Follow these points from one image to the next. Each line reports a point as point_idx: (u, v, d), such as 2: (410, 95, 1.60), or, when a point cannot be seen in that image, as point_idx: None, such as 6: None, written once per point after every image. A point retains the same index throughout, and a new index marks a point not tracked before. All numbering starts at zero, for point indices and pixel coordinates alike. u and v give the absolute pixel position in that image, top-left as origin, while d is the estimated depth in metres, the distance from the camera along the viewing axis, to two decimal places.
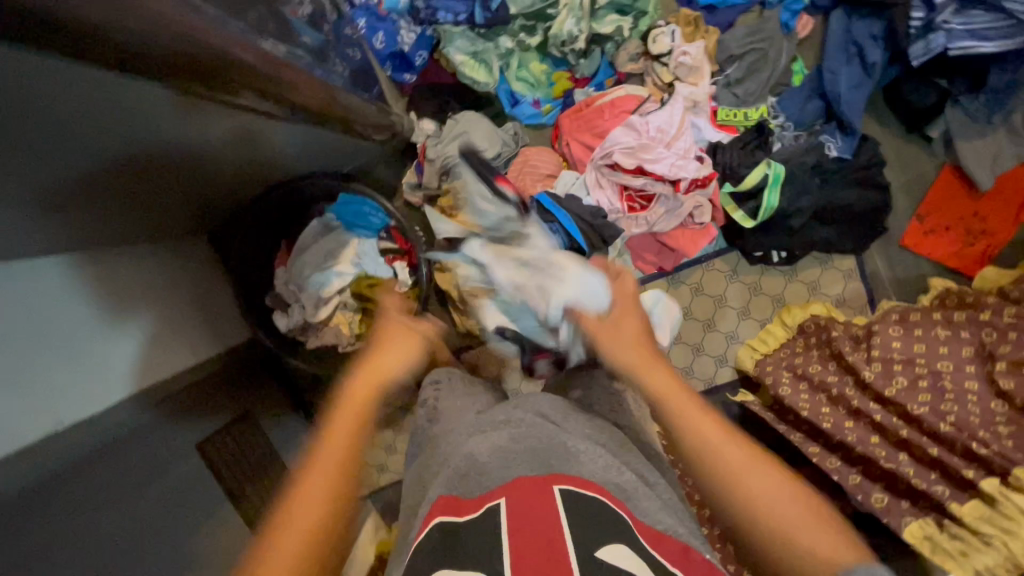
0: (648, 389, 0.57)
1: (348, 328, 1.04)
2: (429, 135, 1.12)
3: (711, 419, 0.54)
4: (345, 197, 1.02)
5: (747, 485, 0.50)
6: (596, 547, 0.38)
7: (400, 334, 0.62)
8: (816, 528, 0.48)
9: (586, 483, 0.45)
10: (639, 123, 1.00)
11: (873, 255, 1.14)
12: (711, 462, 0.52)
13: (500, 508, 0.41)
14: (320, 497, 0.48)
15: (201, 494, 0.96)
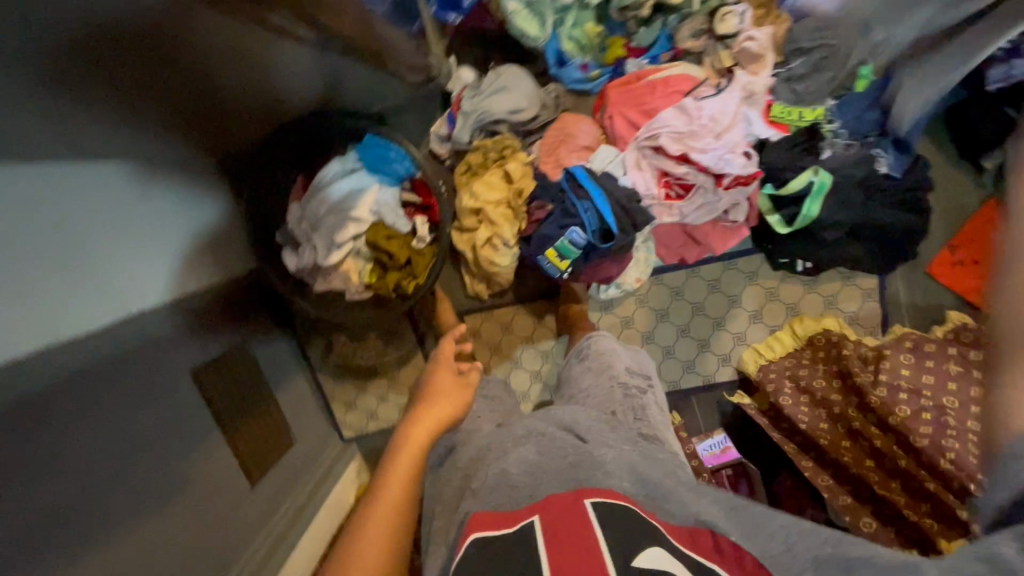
0: None
1: (357, 276, 1.00)
2: (468, 85, 1.06)
3: None
4: (371, 139, 0.98)
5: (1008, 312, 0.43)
6: (633, 556, 0.43)
7: (455, 390, 0.76)
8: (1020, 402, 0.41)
9: (614, 493, 0.50)
10: (691, 107, 0.94)
11: (897, 279, 1.13)
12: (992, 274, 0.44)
13: (534, 524, 0.47)
14: (377, 540, 0.54)
15: (192, 424, 0.95)
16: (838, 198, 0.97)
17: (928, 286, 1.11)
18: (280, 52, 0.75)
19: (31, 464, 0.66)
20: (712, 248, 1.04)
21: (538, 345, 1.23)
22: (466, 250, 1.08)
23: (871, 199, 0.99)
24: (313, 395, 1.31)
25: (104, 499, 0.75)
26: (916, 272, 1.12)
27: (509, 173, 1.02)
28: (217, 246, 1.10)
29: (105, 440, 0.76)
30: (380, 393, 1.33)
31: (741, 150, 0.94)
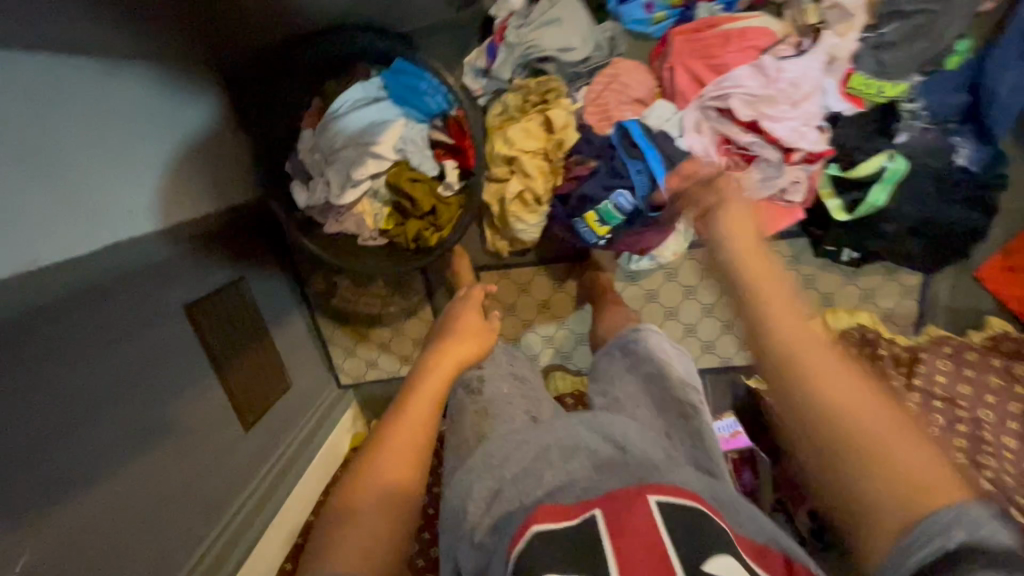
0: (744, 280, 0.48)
1: (371, 221, 0.91)
2: (515, 11, 0.92)
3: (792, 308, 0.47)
4: (401, 65, 0.84)
5: (850, 413, 0.42)
6: (703, 559, 0.41)
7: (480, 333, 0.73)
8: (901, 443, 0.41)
9: (679, 491, 0.48)
10: (771, 67, 0.83)
11: (942, 279, 1.07)
12: (824, 388, 0.44)
13: (597, 518, 0.46)
14: (391, 457, 0.53)
15: (183, 363, 0.88)
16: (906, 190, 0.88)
17: (973, 290, 1.06)
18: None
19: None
20: (761, 228, 0.93)
21: (553, 310, 1.17)
22: (493, 203, 0.98)
23: (941, 194, 0.90)
24: (310, 338, 1.25)
25: (85, 442, 0.68)
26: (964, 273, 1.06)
27: (550, 120, 0.92)
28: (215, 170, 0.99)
29: (85, 381, 0.69)
30: (382, 343, 1.27)
31: (817, 123, 0.84)
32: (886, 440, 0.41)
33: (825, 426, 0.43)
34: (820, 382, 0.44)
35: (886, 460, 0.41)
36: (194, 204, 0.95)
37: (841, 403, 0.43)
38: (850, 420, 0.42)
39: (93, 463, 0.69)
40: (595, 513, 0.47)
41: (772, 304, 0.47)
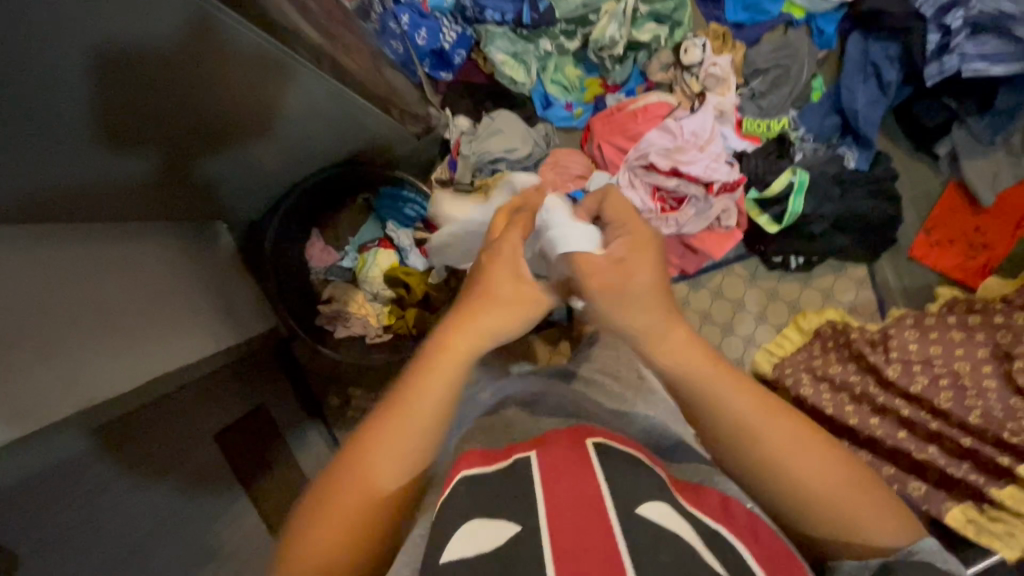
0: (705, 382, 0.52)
1: (375, 320, 1.06)
2: (464, 131, 1.11)
3: (761, 409, 0.51)
4: (386, 189, 1.05)
5: (847, 516, 0.49)
6: (637, 505, 0.43)
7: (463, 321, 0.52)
8: (853, 505, 0.49)
9: (612, 437, 0.54)
10: (674, 126, 1.03)
11: (883, 265, 1.19)
12: (807, 494, 0.50)
13: (532, 458, 0.49)
14: (345, 514, 0.49)
15: (202, 474, 0.90)
16: (817, 193, 1.06)
17: (913, 268, 1.18)
18: (258, 144, 0.89)
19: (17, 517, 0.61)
20: (711, 254, 1.08)
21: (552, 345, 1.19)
22: None
23: (846, 191, 1.08)
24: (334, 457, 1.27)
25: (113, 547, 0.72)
26: (900, 258, 1.19)
27: None
28: (229, 306, 1.13)
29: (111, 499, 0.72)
30: None
31: (724, 159, 1.05)
32: (861, 523, 0.50)
33: (775, 484, 0.51)
34: (810, 488, 0.50)
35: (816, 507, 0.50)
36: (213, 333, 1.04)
37: (814, 492, 0.50)
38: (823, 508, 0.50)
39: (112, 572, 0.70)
40: (531, 455, 0.50)
41: (730, 410, 0.51)
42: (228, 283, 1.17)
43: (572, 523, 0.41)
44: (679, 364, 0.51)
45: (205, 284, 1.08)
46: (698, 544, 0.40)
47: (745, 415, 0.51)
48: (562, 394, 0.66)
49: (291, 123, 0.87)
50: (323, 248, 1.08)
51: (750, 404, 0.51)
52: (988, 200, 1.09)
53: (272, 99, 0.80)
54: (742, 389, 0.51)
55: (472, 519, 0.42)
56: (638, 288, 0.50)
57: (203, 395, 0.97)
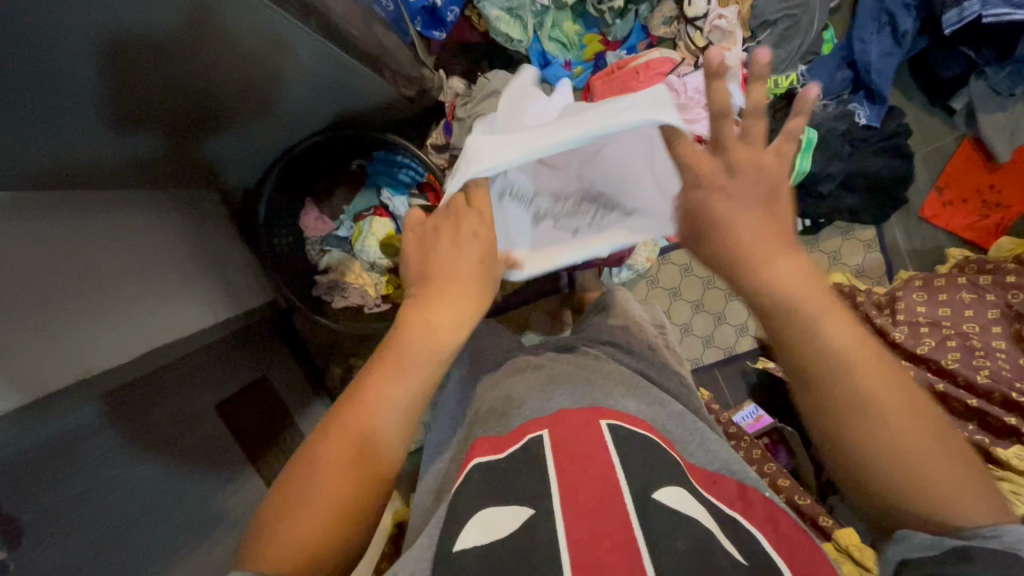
0: (807, 320, 0.46)
1: (374, 290, 1.04)
2: (459, 93, 1.09)
3: (870, 355, 0.45)
4: (381, 154, 1.02)
5: (942, 487, 0.43)
6: (652, 489, 0.42)
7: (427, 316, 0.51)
8: (954, 484, 0.43)
9: (630, 419, 0.51)
10: (677, 82, 1.00)
11: (892, 226, 1.16)
12: (892, 447, 0.44)
13: (544, 437, 0.48)
14: (307, 523, 0.46)
15: (204, 446, 0.91)
16: (826, 150, 1.02)
17: (922, 229, 1.15)
18: (250, 116, 0.88)
19: (19, 489, 0.62)
20: None
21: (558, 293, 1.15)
22: None
23: (856, 149, 1.04)
24: None
25: (120, 513, 0.73)
26: (910, 218, 1.15)
27: None
28: (227, 278, 1.12)
29: (110, 469, 0.73)
30: None
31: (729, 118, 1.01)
32: (954, 496, 0.43)
33: (873, 444, 0.44)
34: (898, 443, 0.44)
35: (913, 473, 0.43)
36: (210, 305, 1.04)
37: (907, 451, 0.44)
38: (920, 469, 0.43)
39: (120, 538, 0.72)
40: (544, 434, 0.49)
41: (842, 357, 0.45)
42: (225, 255, 1.15)
43: (587, 510, 0.40)
44: (781, 295, 0.46)
45: (201, 256, 1.06)
46: (716, 531, 0.40)
47: (851, 373, 0.45)
48: (574, 368, 0.62)
49: (285, 97, 0.85)
50: (318, 218, 1.06)
51: (873, 358, 0.45)
52: (1003, 155, 1.05)
53: (270, 75, 0.79)
54: (843, 322, 0.46)
55: (486, 504, 0.42)
56: (740, 227, 0.47)
57: (203, 368, 0.97)
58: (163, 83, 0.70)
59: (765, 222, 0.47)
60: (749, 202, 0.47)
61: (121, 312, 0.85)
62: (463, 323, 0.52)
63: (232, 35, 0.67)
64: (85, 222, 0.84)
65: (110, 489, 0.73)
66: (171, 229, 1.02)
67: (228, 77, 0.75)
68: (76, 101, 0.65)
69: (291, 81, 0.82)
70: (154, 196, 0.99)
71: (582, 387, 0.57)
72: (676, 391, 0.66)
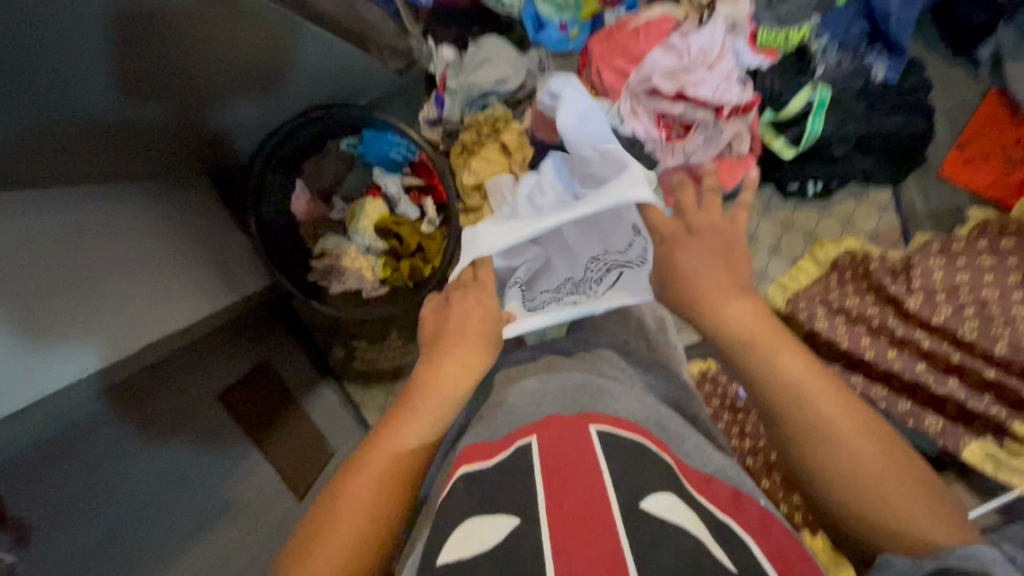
0: (760, 355, 0.52)
1: (371, 273, 1.02)
2: (450, 63, 1.03)
3: (822, 381, 0.51)
4: (370, 133, 0.97)
5: (897, 504, 0.46)
6: (641, 498, 0.42)
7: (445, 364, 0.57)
8: (915, 502, 0.46)
9: (619, 423, 0.50)
10: (679, 42, 0.93)
11: (909, 187, 1.11)
12: (850, 468, 0.48)
13: (531, 444, 0.47)
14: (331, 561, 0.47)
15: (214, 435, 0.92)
16: (840, 110, 0.96)
17: (942, 189, 1.09)
18: (230, 95, 0.84)
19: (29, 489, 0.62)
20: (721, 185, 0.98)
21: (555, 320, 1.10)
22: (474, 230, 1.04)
23: (872, 107, 0.98)
24: (344, 406, 1.30)
25: (126, 508, 0.73)
26: (928, 178, 1.10)
27: (506, 144, 1.00)
28: (224, 263, 1.10)
29: (118, 463, 0.73)
30: None
31: (736, 78, 0.95)
32: (913, 514, 0.46)
33: (831, 466, 0.49)
34: (860, 467, 0.48)
35: (871, 492, 0.47)
36: (208, 292, 1.02)
37: (868, 472, 0.48)
38: (880, 489, 0.47)
39: (129, 534, 0.73)
40: (532, 440, 0.48)
41: (794, 382, 0.51)
42: (221, 239, 1.13)
43: (575, 521, 0.39)
44: (735, 328, 0.53)
45: (195, 242, 1.04)
46: (711, 545, 0.40)
47: (812, 403, 0.50)
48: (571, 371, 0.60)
49: (260, 73, 0.81)
50: (309, 201, 1.04)
51: (830, 389, 0.51)
52: None
53: (243, 52, 0.75)
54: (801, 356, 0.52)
55: (471, 517, 0.42)
56: (689, 258, 0.57)
57: (203, 357, 0.96)
58: (166, 49, 0.67)
59: (717, 266, 0.56)
60: (700, 254, 0.57)
61: (121, 306, 0.83)
62: (478, 372, 0.57)
63: (190, 9, 0.63)
64: (73, 212, 0.82)
65: (118, 484, 0.73)
66: (164, 216, 1.00)
67: (232, 50, 0.73)
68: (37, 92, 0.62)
69: (286, 61, 0.81)
70: (143, 184, 0.97)
71: (575, 391, 0.56)
72: (676, 391, 0.64)
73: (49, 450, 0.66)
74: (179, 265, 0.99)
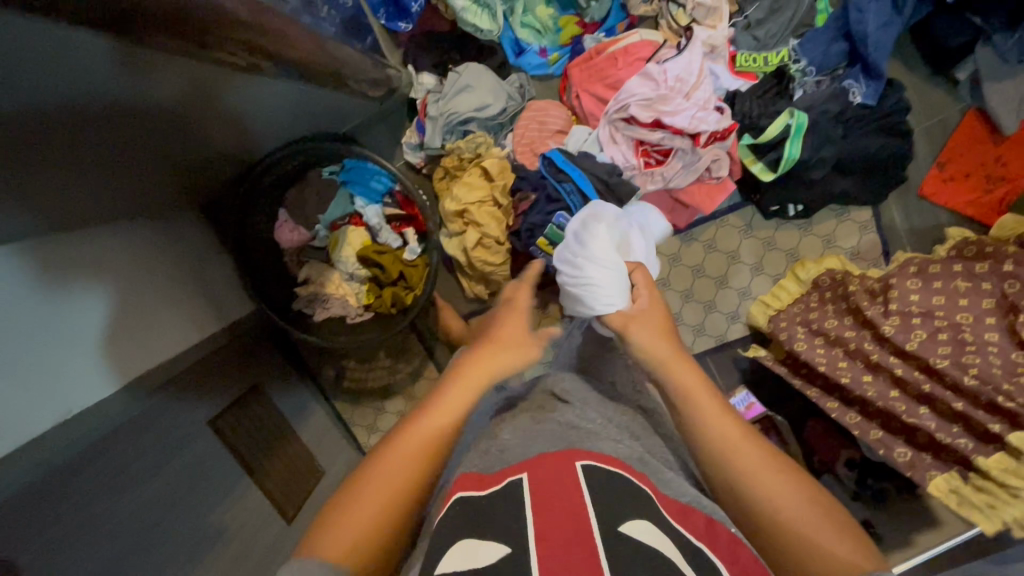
0: (673, 384, 0.60)
1: (355, 299, 1.03)
2: (430, 90, 1.04)
3: (729, 419, 0.56)
4: (352, 162, 0.99)
5: (808, 537, 0.49)
6: (619, 522, 0.44)
7: (507, 348, 0.66)
8: (828, 531, 0.49)
9: (607, 459, 0.53)
10: (656, 71, 0.93)
11: (890, 206, 1.11)
12: (762, 494, 0.51)
13: (523, 479, 0.49)
14: (369, 514, 0.51)
15: (205, 465, 0.93)
16: (817, 135, 0.96)
17: (922, 207, 1.10)
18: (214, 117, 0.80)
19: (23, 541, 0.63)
20: (702, 208, 1.01)
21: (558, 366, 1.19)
22: (459, 255, 1.05)
23: (850, 131, 0.98)
24: (333, 423, 1.32)
25: (115, 546, 0.75)
26: (909, 196, 1.11)
27: (487, 170, 1.01)
28: (212, 289, 1.11)
29: (108, 503, 0.75)
30: (399, 412, 1.34)
31: (713, 105, 0.95)
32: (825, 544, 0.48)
33: (748, 498, 0.52)
34: (761, 497, 0.51)
35: (787, 523, 0.50)
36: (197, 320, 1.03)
37: (799, 529, 0.49)
38: (788, 517, 0.50)
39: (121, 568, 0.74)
40: (522, 477, 0.49)
41: (701, 420, 0.56)
42: (209, 265, 1.14)
43: (563, 543, 0.42)
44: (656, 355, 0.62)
45: (183, 270, 1.05)
46: (681, 561, 0.42)
47: (717, 434, 0.55)
48: (555, 417, 0.63)
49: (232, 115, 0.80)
50: (292, 231, 1.03)
51: (738, 433, 0.55)
52: (1009, 127, 0.99)
53: (222, 80, 0.70)
54: (732, 422, 0.56)
55: (465, 537, 0.44)
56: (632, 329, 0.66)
57: (196, 387, 0.98)
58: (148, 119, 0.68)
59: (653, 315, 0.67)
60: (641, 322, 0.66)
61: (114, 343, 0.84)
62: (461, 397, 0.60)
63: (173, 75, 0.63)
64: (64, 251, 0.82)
65: (109, 526, 0.74)
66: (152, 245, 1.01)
67: (205, 104, 0.73)
68: (40, 164, 0.60)
69: (259, 109, 0.82)
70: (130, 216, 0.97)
71: (564, 432, 0.58)
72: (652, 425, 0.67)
73: (46, 498, 0.67)
74: (168, 294, 1.00)
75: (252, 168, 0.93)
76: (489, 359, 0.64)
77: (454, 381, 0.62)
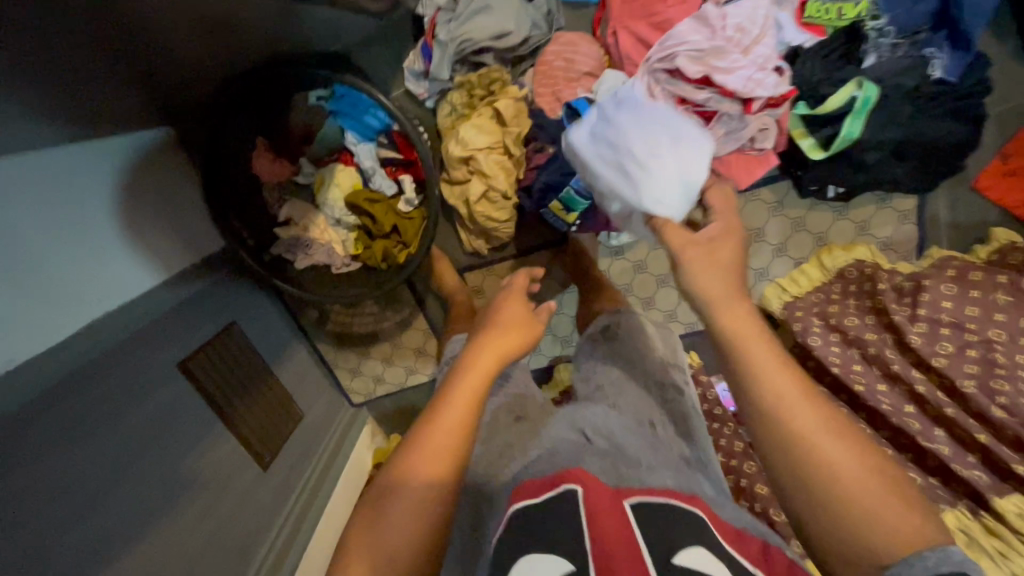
0: (721, 330, 0.51)
1: (342, 247, 0.93)
2: (442, 6, 0.87)
3: (790, 372, 0.49)
4: (344, 90, 0.85)
5: (867, 508, 0.44)
6: (673, 554, 0.40)
7: (516, 334, 0.60)
8: (887, 502, 0.44)
9: (652, 490, 0.48)
10: (714, 16, 0.79)
11: (937, 196, 1.02)
12: (818, 453, 0.45)
13: (576, 492, 0.44)
14: (405, 528, 0.45)
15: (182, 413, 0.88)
16: (882, 113, 0.84)
17: (971, 202, 1.00)
18: None
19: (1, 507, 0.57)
20: (737, 182, 0.90)
21: (555, 330, 1.12)
22: (459, 207, 0.95)
23: (919, 111, 0.86)
24: (314, 363, 1.26)
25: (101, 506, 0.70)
26: (961, 187, 1.01)
27: (500, 113, 0.88)
28: (181, 216, 0.99)
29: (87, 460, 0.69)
30: (384, 358, 1.29)
31: (773, 65, 0.81)
32: (885, 518, 0.43)
33: (799, 451, 0.46)
34: (815, 456, 0.45)
35: (847, 486, 0.44)
36: (158, 251, 0.92)
37: (855, 491, 0.44)
38: (846, 480, 0.44)
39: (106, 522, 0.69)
40: (578, 488, 0.45)
41: (755, 367, 0.48)
42: (177, 187, 1.01)
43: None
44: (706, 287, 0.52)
45: (147, 194, 0.92)
46: None
47: (776, 389, 0.48)
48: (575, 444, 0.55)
49: None
50: (272, 162, 0.91)
51: (798, 387, 0.48)
52: None
53: None
54: (788, 373, 0.48)
55: (532, 550, 0.40)
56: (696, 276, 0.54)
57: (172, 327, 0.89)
58: None
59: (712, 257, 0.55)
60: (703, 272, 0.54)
61: (58, 285, 0.72)
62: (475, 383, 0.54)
63: None
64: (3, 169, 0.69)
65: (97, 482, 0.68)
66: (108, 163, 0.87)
67: None
68: None
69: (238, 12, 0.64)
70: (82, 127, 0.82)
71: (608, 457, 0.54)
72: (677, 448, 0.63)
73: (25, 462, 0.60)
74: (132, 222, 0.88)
75: (230, 86, 0.78)
76: (497, 346, 0.58)
77: (461, 372, 0.54)
